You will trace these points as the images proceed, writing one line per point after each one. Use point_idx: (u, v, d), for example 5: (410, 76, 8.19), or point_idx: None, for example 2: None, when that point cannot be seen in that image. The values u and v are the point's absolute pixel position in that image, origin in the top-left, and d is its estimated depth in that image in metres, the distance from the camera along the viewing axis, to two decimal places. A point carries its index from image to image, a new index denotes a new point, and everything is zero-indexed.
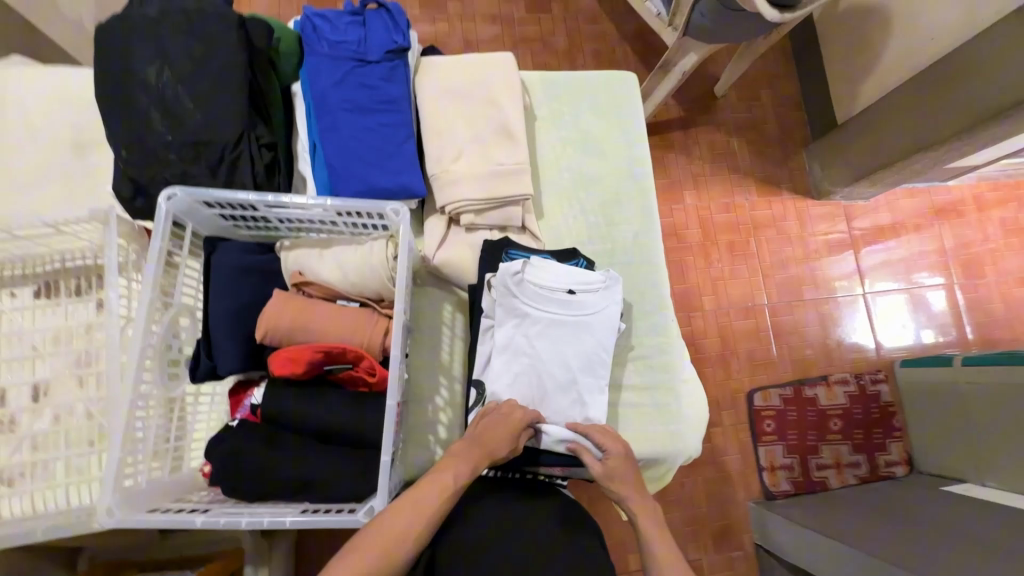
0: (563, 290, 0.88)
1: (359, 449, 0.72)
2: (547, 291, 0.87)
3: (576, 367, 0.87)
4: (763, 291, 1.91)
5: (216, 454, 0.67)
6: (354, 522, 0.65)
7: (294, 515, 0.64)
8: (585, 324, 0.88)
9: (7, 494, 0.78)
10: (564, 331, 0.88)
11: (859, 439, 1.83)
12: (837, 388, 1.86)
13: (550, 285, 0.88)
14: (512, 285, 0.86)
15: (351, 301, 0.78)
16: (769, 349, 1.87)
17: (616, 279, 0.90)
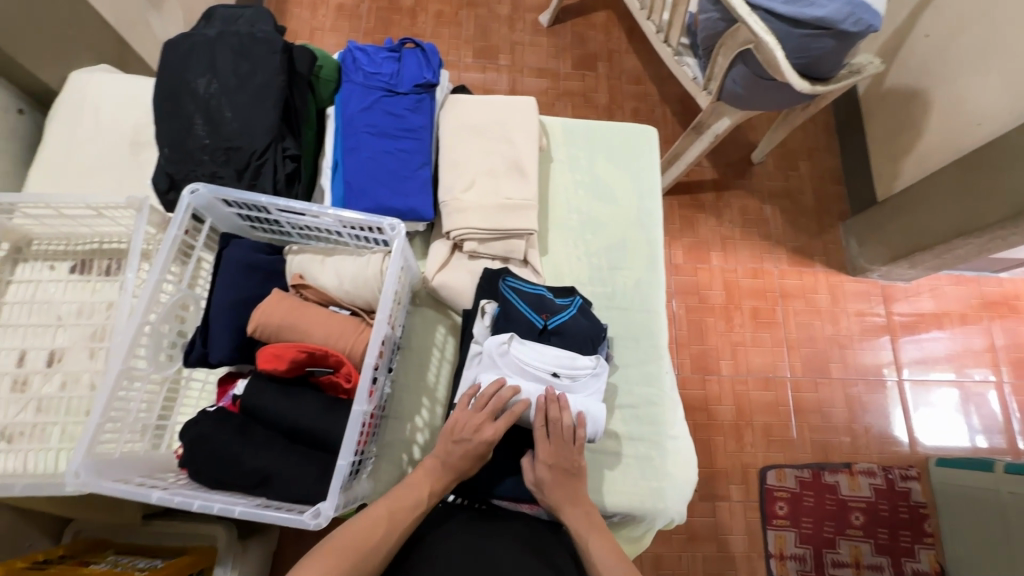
0: (547, 371, 0.83)
1: (322, 452, 0.73)
2: (530, 370, 0.83)
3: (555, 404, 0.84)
4: (786, 363, 1.83)
5: (187, 437, 0.70)
6: (301, 523, 0.64)
7: (245, 506, 0.66)
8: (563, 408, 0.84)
9: (5, 450, 0.83)
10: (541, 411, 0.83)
11: (884, 539, 1.66)
12: (861, 478, 1.72)
13: (534, 366, 0.83)
14: (496, 356, 0.83)
15: (342, 309, 0.82)
16: (789, 426, 1.77)
17: (603, 368, 0.86)
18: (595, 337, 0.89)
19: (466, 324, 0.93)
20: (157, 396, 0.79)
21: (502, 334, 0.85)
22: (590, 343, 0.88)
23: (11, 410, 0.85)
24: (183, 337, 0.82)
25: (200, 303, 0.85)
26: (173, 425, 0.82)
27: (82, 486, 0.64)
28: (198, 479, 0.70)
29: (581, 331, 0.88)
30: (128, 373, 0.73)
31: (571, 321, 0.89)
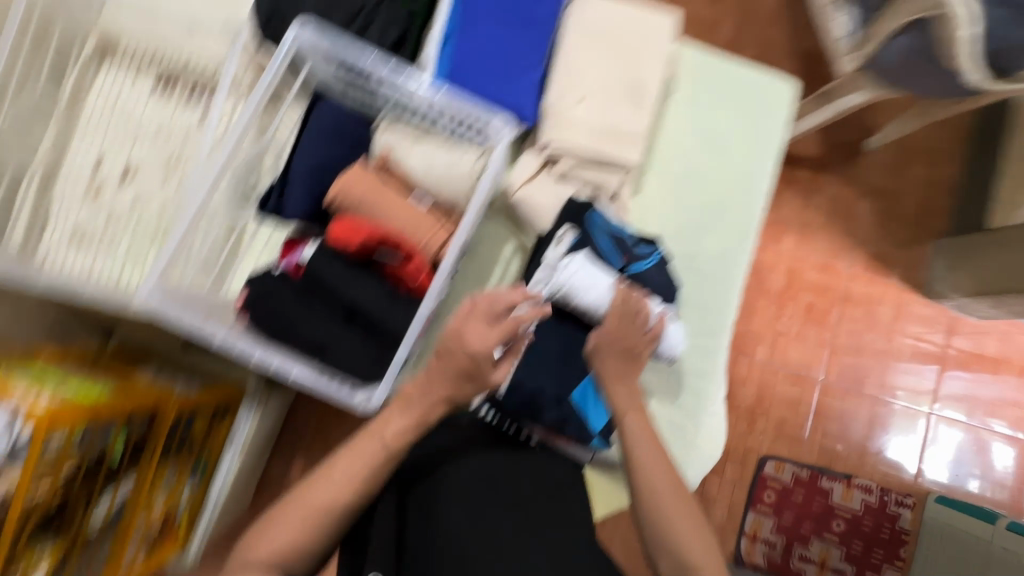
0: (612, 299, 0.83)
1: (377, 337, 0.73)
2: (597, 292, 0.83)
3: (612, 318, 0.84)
4: (823, 365, 1.77)
5: (253, 291, 0.71)
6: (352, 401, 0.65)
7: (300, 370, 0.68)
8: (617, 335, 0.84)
9: (75, 249, 0.85)
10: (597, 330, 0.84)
11: (856, 550, 1.70)
12: (856, 492, 1.73)
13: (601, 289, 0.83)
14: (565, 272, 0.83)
15: (423, 200, 0.77)
16: (802, 425, 1.75)
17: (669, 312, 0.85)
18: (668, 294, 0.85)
19: (538, 248, 0.89)
20: (224, 238, 0.79)
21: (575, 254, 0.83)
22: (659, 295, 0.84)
23: (84, 212, 0.86)
24: (258, 188, 0.81)
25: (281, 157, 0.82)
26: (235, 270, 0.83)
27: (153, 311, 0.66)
28: (259, 332, 0.72)
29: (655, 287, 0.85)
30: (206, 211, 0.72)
31: (649, 275, 0.84)
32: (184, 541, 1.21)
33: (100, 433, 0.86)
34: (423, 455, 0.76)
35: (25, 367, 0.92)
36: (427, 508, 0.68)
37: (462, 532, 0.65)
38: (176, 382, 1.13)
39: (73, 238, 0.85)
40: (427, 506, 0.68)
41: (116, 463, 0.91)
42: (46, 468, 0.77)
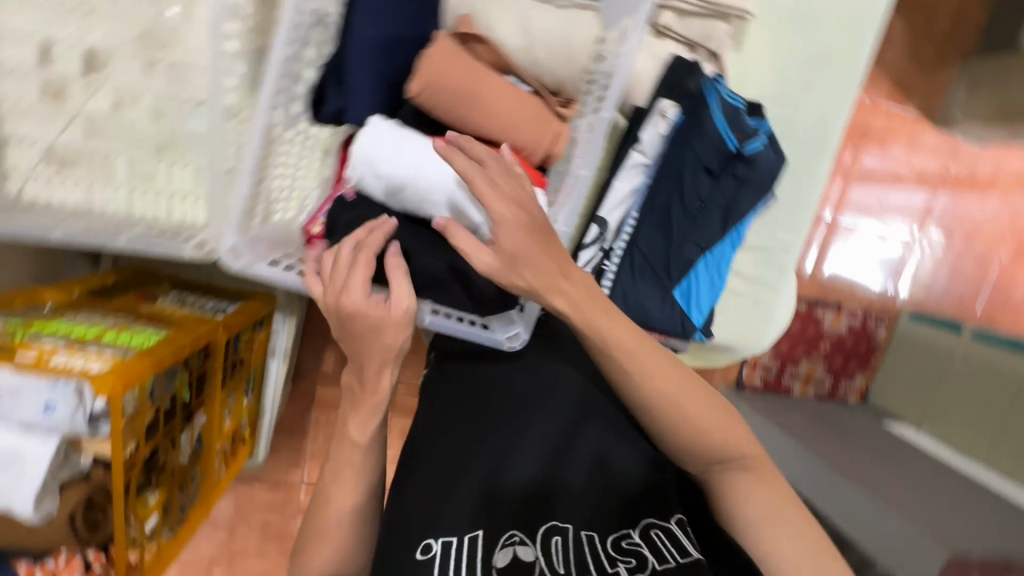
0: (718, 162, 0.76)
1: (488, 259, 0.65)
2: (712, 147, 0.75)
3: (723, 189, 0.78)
4: (832, 203, 1.81)
5: (347, 225, 0.59)
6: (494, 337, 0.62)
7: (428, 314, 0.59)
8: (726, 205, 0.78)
9: (58, 178, 0.66)
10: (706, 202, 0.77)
11: (836, 364, 1.96)
12: (844, 317, 1.91)
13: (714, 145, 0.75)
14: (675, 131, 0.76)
15: (522, 82, 0.61)
16: (806, 261, 1.85)
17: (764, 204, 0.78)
18: (779, 171, 0.78)
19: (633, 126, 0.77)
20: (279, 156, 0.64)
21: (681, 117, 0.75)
22: (772, 176, 0.77)
23: (47, 124, 0.64)
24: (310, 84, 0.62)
25: (326, 41, 0.62)
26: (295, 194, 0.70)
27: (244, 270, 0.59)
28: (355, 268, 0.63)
29: (766, 171, 0.76)
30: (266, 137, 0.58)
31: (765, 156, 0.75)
32: (251, 444, 1.23)
33: (167, 381, 0.78)
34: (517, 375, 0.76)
35: (39, 319, 0.78)
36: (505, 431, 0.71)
37: (536, 451, 0.68)
38: (203, 303, 1.00)
39: (49, 162, 0.65)
40: (506, 429, 0.71)
41: (187, 403, 0.86)
42: (130, 428, 0.71)
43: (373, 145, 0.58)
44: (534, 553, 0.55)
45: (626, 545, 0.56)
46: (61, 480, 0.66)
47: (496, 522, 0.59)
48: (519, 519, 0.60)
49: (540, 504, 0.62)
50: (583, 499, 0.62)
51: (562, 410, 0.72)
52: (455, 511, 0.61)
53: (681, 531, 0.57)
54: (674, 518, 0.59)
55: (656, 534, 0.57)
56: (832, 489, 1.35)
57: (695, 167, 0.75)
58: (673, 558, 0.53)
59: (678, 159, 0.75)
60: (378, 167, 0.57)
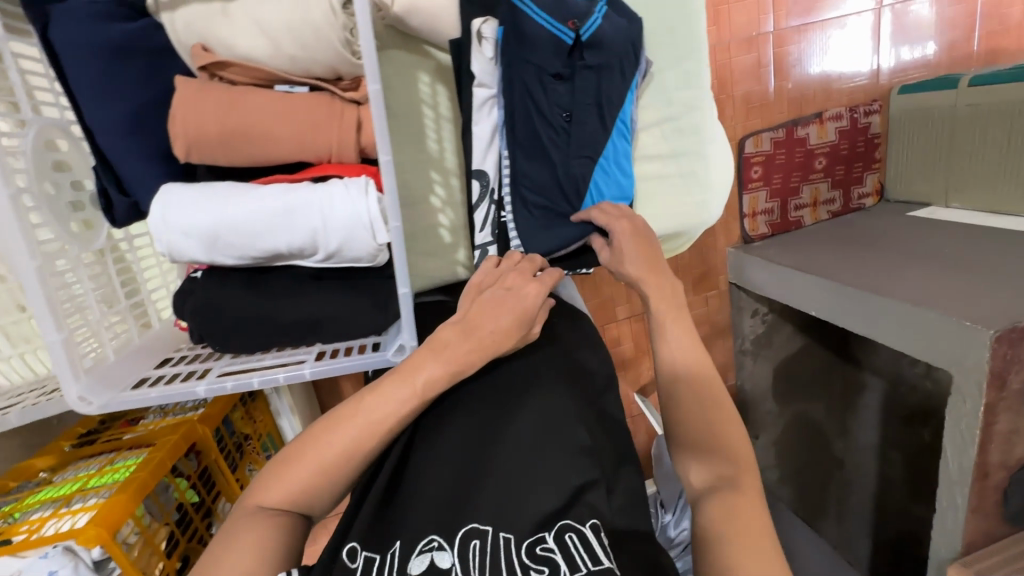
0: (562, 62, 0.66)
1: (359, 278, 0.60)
2: (547, 48, 0.65)
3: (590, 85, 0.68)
4: (771, 13, 1.59)
5: (192, 315, 0.55)
6: (384, 362, 0.56)
7: (312, 364, 0.55)
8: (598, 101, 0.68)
9: None
10: (575, 108, 0.68)
11: (839, 175, 1.82)
12: (829, 125, 1.75)
13: (547, 46, 0.65)
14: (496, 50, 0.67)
15: (296, 87, 0.54)
16: (767, 86, 1.68)
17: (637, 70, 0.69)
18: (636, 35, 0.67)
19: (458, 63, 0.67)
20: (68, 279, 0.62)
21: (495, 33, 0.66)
22: (628, 44, 0.67)
23: None
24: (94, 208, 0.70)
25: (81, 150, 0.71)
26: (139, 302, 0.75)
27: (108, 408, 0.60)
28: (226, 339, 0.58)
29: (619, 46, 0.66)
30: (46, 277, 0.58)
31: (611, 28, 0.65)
32: None
33: (162, 497, 0.81)
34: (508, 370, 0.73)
35: (31, 492, 0.81)
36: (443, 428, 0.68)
37: (470, 442, 0.65)
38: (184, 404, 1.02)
39: None
40: (468, 424, 0.67)
41: (199, 503, 0.89)
42: (144, 554, 0.75)
43: (172, 209, 0.51)
44: (453, 562, 0.54)
45: (539, 551, 0.54)
46: None
47: (422, 527, 0.58)
48: (443, 524, 0.58)
49: (469, 501, 0.59)
50: (521, 498, 0.59)
51: (526, 397, 0.69)
52: (386, 527, 0.59)
53: (594, 536, 0.55)
54: (591, 523, 0.57)
55: (571, 538, 0.56)
56: (862, 305, 1.30)
57: (541, 76, 0.67)
58: (585, 566, 0.52)
59: (521, 77, 0.67)
60: (181, 239, 0.51)
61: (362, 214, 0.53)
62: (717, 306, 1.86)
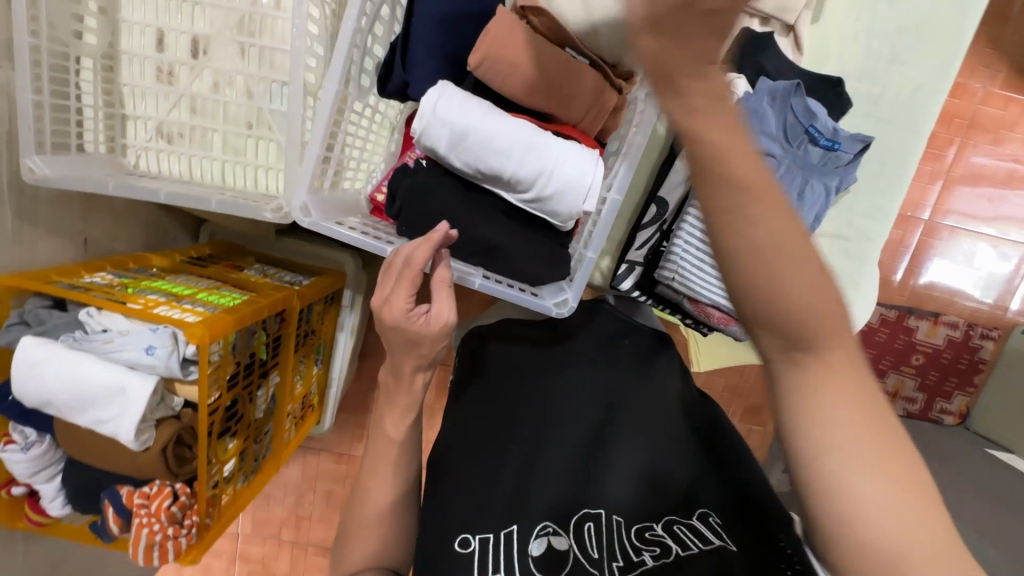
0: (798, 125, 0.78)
1: (532, 228, 0.65)
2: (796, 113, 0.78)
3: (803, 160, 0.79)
4: (930, 204, 1.65)
5: (402, 188, 0.62)
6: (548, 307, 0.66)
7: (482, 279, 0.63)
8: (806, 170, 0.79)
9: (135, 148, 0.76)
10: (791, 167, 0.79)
11: (930, 380, 1.77)
12: (941, 329, 1.73)
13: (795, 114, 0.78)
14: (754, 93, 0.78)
15: (580, 56, 0.71)
16: (897, 265, 1.70)
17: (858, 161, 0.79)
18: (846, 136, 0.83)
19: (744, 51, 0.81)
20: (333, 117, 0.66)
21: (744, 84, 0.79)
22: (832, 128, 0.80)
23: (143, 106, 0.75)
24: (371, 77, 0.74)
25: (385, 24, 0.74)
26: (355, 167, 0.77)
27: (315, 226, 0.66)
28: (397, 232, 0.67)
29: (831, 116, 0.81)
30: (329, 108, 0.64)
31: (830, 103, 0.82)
32: (320, 411, 1.31)
33: (247, 337, 0.87)
34: (554, 378, 0.86)
35: (146, 279, 0.89)
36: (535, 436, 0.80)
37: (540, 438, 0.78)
38: (284, 275, 1.10)
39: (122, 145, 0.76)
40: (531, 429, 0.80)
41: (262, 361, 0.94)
42: (213, 375, 0.79)
43: (443, 104, 0.58)
44: (570, 545, 0.64)
45: (649, 535, 0.64)
46: (157, 417, 0.75)
47: (530, 514, 0.68)
48: (540, 514, 0.68)
49: (573, 499, 0.71)
50: (609, 495, 0.71)
51: (583, 401, 0.83)
52: (470, 514, 0.69)
53: (702, 524, 0.65)
54: (700, 511, 0.67)
55: (679, 527, 0.65)
56: None
57: (768, 135, 0.78)
58: (695, 546, 0.60)
59: (760, 115, 0.77)
60: (442, 118, 0.57)
61: (586, 177, 0.60)
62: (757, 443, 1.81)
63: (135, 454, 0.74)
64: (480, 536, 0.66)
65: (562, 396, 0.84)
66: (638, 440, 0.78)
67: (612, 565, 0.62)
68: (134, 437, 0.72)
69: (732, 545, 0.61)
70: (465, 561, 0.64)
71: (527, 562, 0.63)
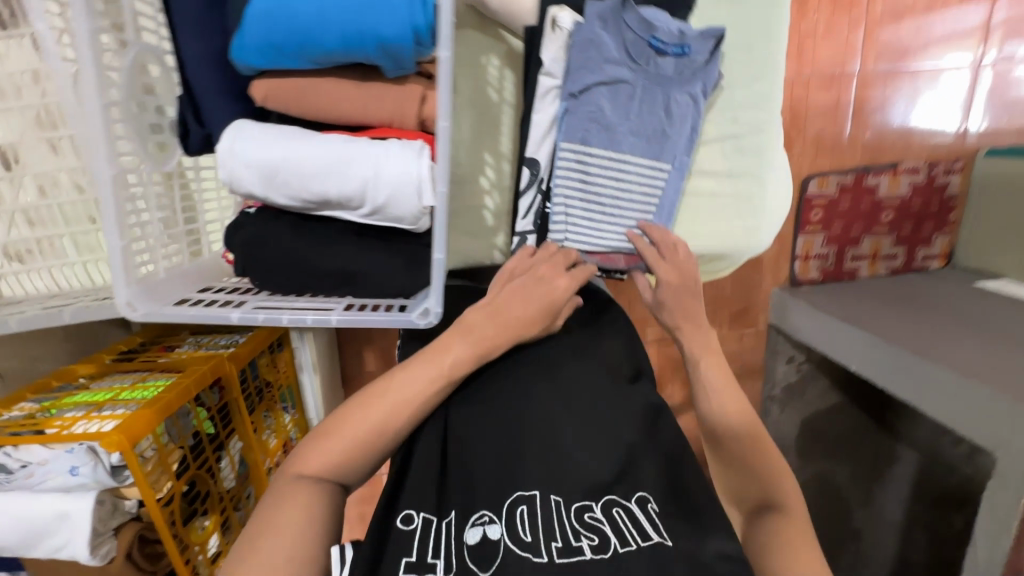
0: (640, 44, 0.68)
1: (390, 241, 0.61)
2: (633, 33, 0.67)
3: (655, 84, 0.70)
4: (858, 55, 1.55)
5: (236, 238, 0.58)
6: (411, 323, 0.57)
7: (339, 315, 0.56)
8: (662, 93, 0.70)
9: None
10: (644, 95, 0.70)
11: (906, 231, 1.73)
12: (903, 178, 1.67)
13: (634, 34, 0.67)
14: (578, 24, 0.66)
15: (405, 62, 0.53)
16: (842, 129, 1.62)
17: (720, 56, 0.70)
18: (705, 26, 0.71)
19: None
20: (146, 196, 0.66)
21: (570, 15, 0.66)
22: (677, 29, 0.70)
23: None
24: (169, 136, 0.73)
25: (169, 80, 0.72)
26: (191, 237, 0.76)
27: (149, 316, 0.63)
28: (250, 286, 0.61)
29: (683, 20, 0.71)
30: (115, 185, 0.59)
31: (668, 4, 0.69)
32: None
33: (181, 421, 0.85)
34: (525, 374, 0.85)
35: (70, 393, 0.87)
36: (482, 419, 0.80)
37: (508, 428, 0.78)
38: (218, 340, 1.07)
39: None
40: (510, 422, 0.79)
41: (214, 435, 0.93)
42: (155, 469, 0.79)
43: (242, 143, 0.54)
44: (503, 533, 0.67)
45: (588, 518, 0.68)
46: (114, 525, 0.75)
47: (473, 504, 0.70)
48: (486, 500, 0.71)
49: (512, 483, 0.72)
50: (568, 479, 0.73)
51: (550, 389, 0.83)
52: (422, 496, 0.71)
53: (640, 509, 0.70)
54: (638, 496, 0.72)
55: (617, 512, 0.70)
56: (906, 370, 1.25)
57: (610, 64, 0.68)
58: (634, 540, 0.65)
59: (591, 49, 0.67)
60: (243, 158, 0.53)
61: (411, 173, 0.54)
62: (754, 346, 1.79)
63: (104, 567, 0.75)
64: (424, 515, 0.69)
65: (534, 387, 0.83)
66: (590, 424, 0.79)
67: (551, 547, 0.64)
68: (92, 553, 0.72)
69: (667, 539, 0.65)
70: (407, 538, 0.66)
71: (463, 548, 0.66)
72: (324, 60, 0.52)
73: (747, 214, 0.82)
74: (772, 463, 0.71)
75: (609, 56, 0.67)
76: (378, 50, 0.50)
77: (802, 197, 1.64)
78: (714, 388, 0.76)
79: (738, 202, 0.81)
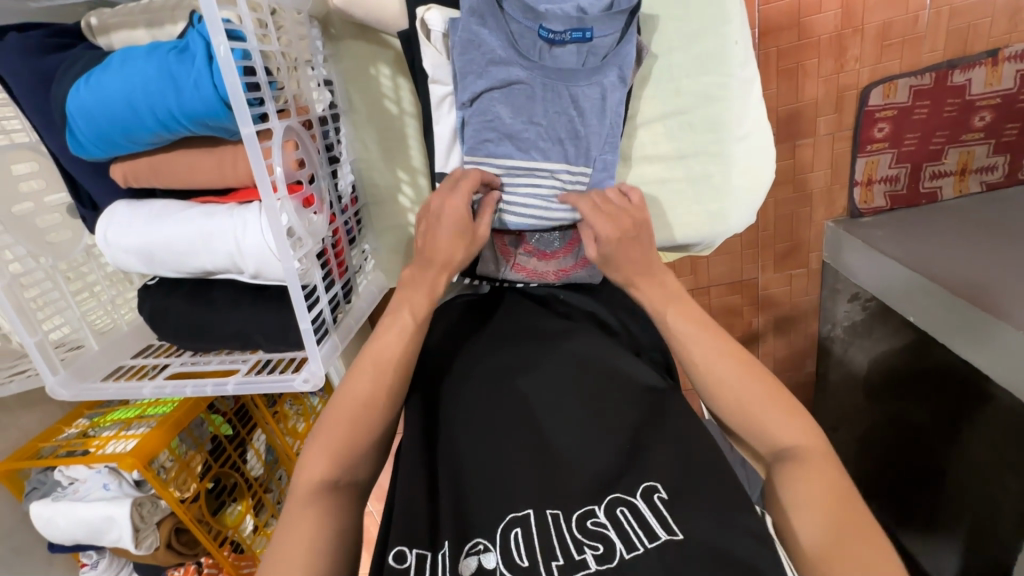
0: (528, 35, 0.67)
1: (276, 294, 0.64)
2: (517, 24, 0.67)
3: (551, 77, 0.68)
4: None
5: (145, 308, 0.66)
6: (294, 387, 0.64)
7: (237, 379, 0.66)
8: (562, 86, 0.69)
9: None
10: (543, 90, 0.69)
11: (1010, 137, 1.34)
12: (1007, 68, 1.27)
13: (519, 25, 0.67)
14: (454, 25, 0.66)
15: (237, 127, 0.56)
16: (920, 15, 1.21)
17: (628, 39, 0.68)
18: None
19: None
20: (51, 286, 0.72)
21: (440, 14, 0.67)
22: (572, 9, 0.66)
23: None
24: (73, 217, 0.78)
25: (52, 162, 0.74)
26: (122, 304, 0.82)
27: (77, 394, 0.71)
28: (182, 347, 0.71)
29: None
30: (13, 290, 0.66)
31: None
32: None
33: (196, 431, 0.98)
34: (492, 361, 0.73)
35: (114, 408, 1.00)
36: (453, 414, 0.68)
37: (486, 427, 0.66)
38: None
39: None
40: (486, 421, 0.67)
41: (234, 434, 1.06)
42: (178, 476, 0.92)
43: (120, 233, 0.60)
44: (500, 560, 0.55)
45: (591, 524, 0.57)
46: (155, 519, 0.90)
47: (465, 530, 0.59)
48: (481, 524, 0.59)
49: (506, 495, 0.60)
50: (569, 479, 0.62)
51: (524, 375, 0.71)
52: (405, 523, 0.58)
53: (645, 505, 0.58)
54: (645, 488, 0.60)
55: (621, 512, 0.58)
56: (973, 329, 1.06)
57: (497, 64, 0.68)
58: (640, 544, 0.55)
59: (473, 50, 0.67)
60: (126, 245, 0.59)
61: (268, 243, 0.56)
62: (804, 288, 1.56)
63: (152, 554, 0.91)
64: (417, 549, 0.56)
65: (511, 373, 0.71)
66: (575, 415, 0.67)
67: (551, 565, 0.54)
68: (138, 545, 0.88)
69: (676, 532, 0.55)
70: None
71: None
72: (156, 138, 0.56)
73: (708, 197, 0.79)
74: (786, 410, 0.64)
75: (495, 55, 0.67)
76: (194, 124, 0.53)
77: (862, 112, 1.30)
78: (700, 338, 0.68)
79: (691, 185, 0.79)
